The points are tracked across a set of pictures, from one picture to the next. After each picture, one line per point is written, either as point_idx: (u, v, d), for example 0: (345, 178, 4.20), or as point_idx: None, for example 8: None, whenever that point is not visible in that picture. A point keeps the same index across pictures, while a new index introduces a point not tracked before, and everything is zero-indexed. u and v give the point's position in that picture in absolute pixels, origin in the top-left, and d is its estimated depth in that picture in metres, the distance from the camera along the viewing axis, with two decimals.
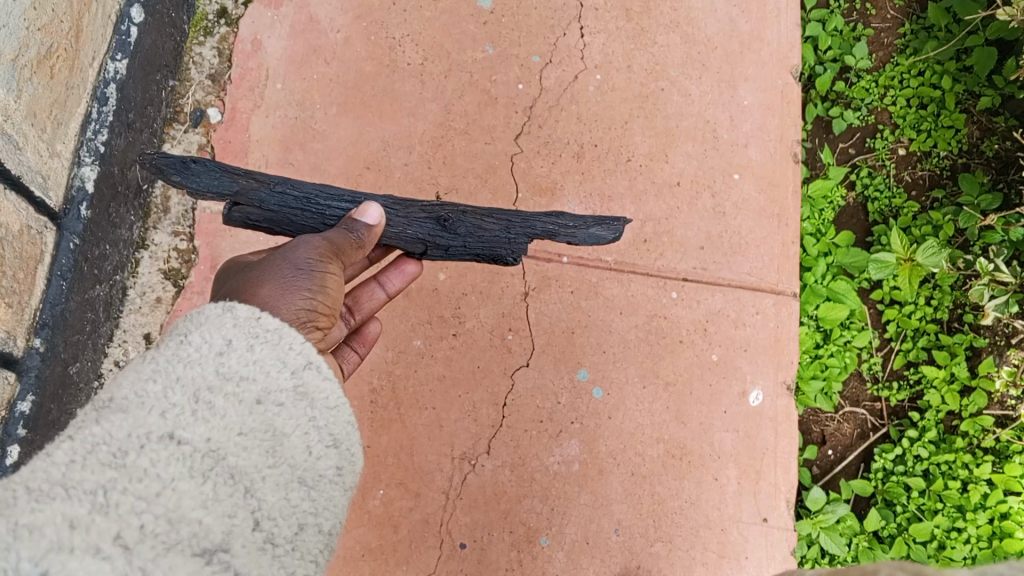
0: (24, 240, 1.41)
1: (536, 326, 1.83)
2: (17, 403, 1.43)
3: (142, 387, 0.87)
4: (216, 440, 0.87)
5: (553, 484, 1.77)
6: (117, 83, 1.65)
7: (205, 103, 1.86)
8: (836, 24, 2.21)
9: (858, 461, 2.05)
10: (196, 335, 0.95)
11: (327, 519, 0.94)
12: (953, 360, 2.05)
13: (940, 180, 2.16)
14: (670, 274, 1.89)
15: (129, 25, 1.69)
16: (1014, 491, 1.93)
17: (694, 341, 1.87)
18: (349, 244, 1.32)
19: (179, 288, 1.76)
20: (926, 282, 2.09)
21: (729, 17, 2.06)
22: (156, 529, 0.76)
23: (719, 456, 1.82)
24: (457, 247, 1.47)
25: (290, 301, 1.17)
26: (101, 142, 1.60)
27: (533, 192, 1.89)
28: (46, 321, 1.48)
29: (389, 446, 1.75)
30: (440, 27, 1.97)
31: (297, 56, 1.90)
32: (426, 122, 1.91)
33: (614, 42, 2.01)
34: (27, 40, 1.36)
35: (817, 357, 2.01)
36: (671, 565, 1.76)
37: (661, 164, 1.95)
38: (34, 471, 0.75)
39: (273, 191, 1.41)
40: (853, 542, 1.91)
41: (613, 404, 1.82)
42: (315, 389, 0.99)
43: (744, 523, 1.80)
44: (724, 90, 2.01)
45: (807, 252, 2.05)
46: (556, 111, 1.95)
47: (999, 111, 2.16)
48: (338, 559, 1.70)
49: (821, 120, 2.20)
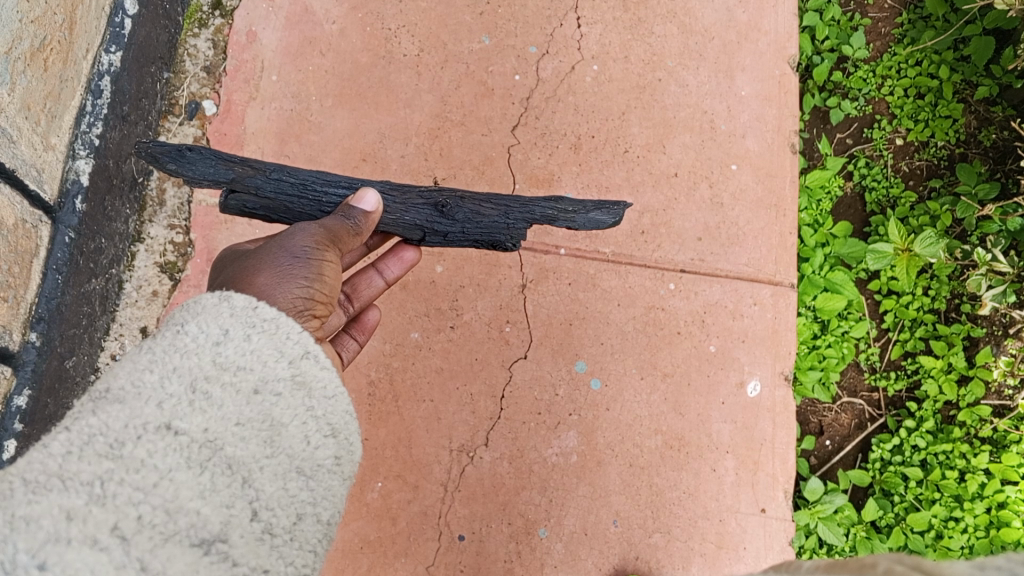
0: (19, 233, 1.40)
1: (534, 318, 1.83)
2: (15, 397, 1.43)
3: (139, 377, 0.87)
4: (214, 431, 0.86)
5: (551, 475, 1.77)
6: (111, 76, 1.63)
7: (200, 96, 1.85)
8: (833, 14, 2.20)
9: (855, 452, 2.05)
10: (192, 325, 0.94)
11: (326, 509, 0.94)
12: (951, 350, 2.05)
13: (939, 170, 2.15)
14: (668, 265, 1.89)
15: (123, 17, 1.67)
16: (1012, 480, 1.93)
17: (692, 332, 1.87)
18: (346, 232, 1.32)
19: (176, 281, 1.75)
20: (924, 273, 2.09)
21: (727, 7, 2.05)
22: (154, 520, 0.76)
23: (716, 447, 1.83)
24: (455, 234, 1.47)
25: (287, 290, 1.16)
26: (95, 135, 1.59)
27: (530, 184, 1.89)
28: (43, 315, 1.48)
29: (387, 439, 1.75)
30: (436, 17, 1.96)
31: (292, 47, 1.89)
32: (422, 114, 1.90)
33: (611, 33, 2.00)
34: (20, 32, 1.35)
35: (815, 348, 2.02)
36: (670, 556, 1.77)
37: (658, 154, 1.94)
38: (31, 463, 0.75)
39: (270, 178, 1.41)
40: (851, 532, 1.92)
41: (611, 396, 1.82)
42: (313, 378, 0.99)
43: (742, 513, 1.81)
44: (722, 80, 2.00)
45: (804, 243, 2.05)
46: (553, 103, 1.94)
47: (997, 100, 2.16)
48: (338, 552, 1.70)
49: (819, 110, 2.20)
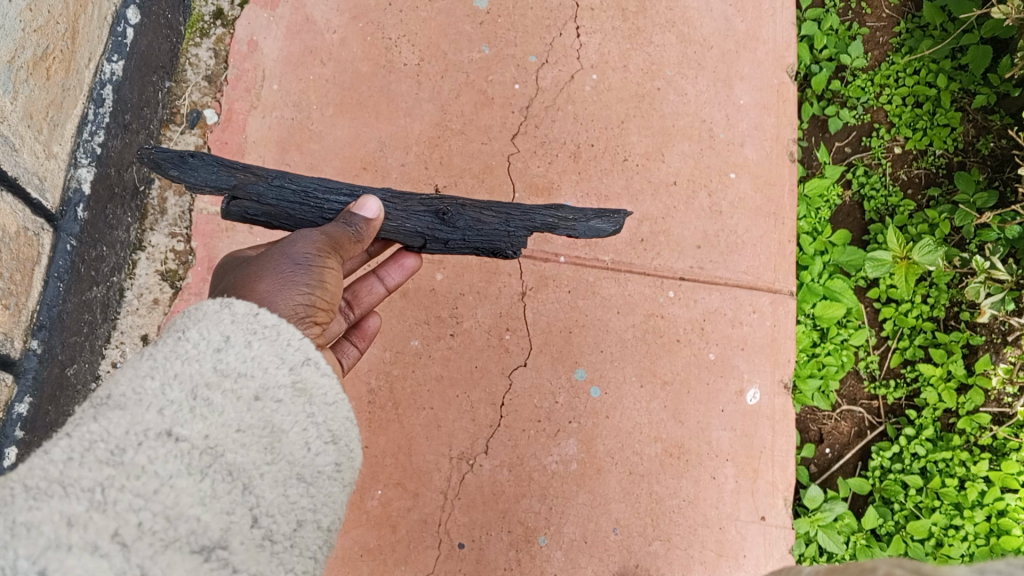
0: (22, 241, 1.41)
1: (534, 325, 1.84)
2: (15, 405, 1.43)
3: (140, 384, 0.87)
4: (214, 437, 0.87)
5: (551, 483, 1.77)
6: (113, 84, 1.65)
7: (202, 104, 1.86)
8: (831, 23, 2.22)
9: (855, 460, 2.05)
10: (193, 331, 0.95)
11: (327, 515, 0.94)
12: (951, 357, 2.06)
13: (936, 179, 2.16)
14: (667, 273, 1.89)
15: (125, 26, 1.69)
16: (1012, 488, 1.93)
17: (691, 340, 1.87)
18: (347, 239, 1.32)
19: (177, 289, 1.76)
20: (923, 280, 2.09)
21: (725, 17, 2.07)
22: (154, 527, 0.76)
23: (716, 455, 1.83)
24: (456, 241, 1.48)
25: (288, 296, 1.17)
26: (98, 144, 1.60)
27: (529, 192, 1.90)
28: (43, 323, 1.48)
29: (387, 447, 1.75)
30: (436, 27, 1.97)
31: (293, 56, 1.91)
32: (422, 123, 1.91)
33: (610, 42, 2.02)
34: (23, 41, 1.36)
35: (815, 356, 2.02)
36: (671, 564, 1.77)
37: (657, 163, 1.95)
38: (31, 469, 0.76)
39: (271, 185, 1.42)
40: (851, 540, 1.92)
41: (611, 404, 1.82)
42: (314, 385, 0.99)
43: (742, 521, 1.81)
44: (720, 89, 2.02)
45: (803, 251, 2.06)
46: (552, 112, 1.96)
47: (994, 109, 2.16)
48: (337, 560, 1.70)
49: (817, 119, 2.21)
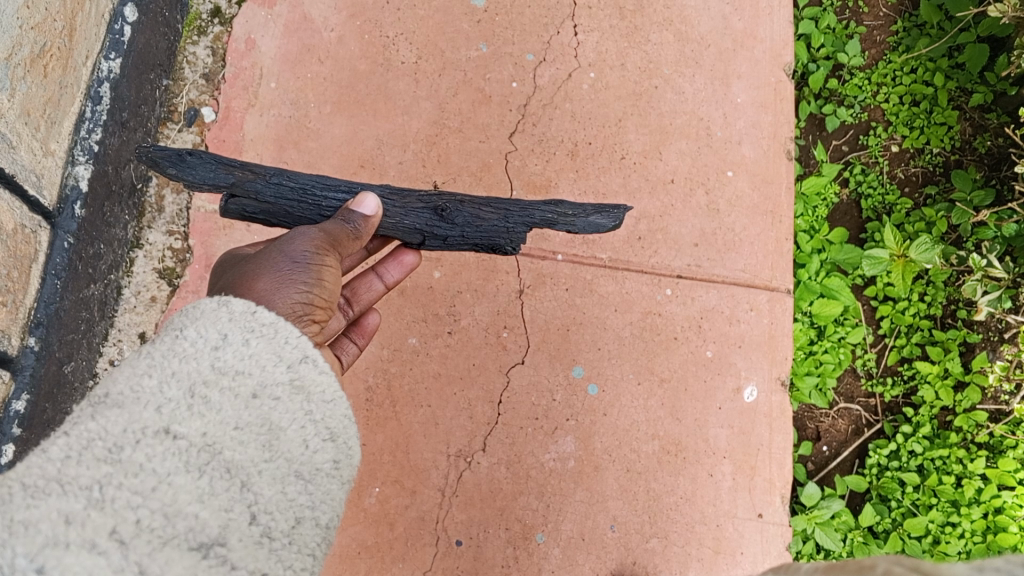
0: (19, 238, 1.41)
1: (531, 324, 1.84)
2: (12, 403, 1.43)
3: (138, 382, 0.87)
4: (212, 435, 0.87)
5: (549, 481, 1.77)
6: (111, 82, 1.65)
7: (200, 103, 1.86)
8: (828, 22, 2.23)
9: (852, 457, 2.06)
10: (190, 330, 0.94)
11: (325, 512, 0.95)
12: (947, 355, 2.06)
13: (934, 177, 2.16)
14: (664, 271, 1.89)
15: (122, 24, 1.69)
16: (1008, 486, 1.93)
17: (688, 338, 1.87)
18: (346, 235, 1.32)
19: (174, 287, 1.76)
20: (920, 278, 2.09)
21: (723, 15, 2.07)
22: (151, 524, 0.77)
23: (713, 453, 1.83)
24: (454, 237, 1.48)
25: (286, 294, 1.17)
26: (95, 142, 1.60)
27: (527, 190, 1.90)
28: (41, 320, 1.49)
29: (385, 444, 1.75)
30: (434, 25, 1.97)
31: (291, 55, 1.91)
32: (420, 121, 1.91)
33: (608, 40, 2.02)
34: (20, 39, 1.36)
35: (812, 353, 2.03)
36: (668, 561, 1.77)
37: (654, 161, 1.95)
38: (29, 467, 0.76)
39: (269, 183, 1.41)
40: (847, 538, 1.92)
41: (608, 401, 1.82)
42: (312, 382, 0.99)
43: (739, 518, 1.81)
44: (718, 87, 2.02)
45: (801, 249, 2.06)
46: (550, 110, 1.96)
47: (992, 107, 2.16)
48: (334, 558, 1.70)
49: (815, 117, 2.22)
